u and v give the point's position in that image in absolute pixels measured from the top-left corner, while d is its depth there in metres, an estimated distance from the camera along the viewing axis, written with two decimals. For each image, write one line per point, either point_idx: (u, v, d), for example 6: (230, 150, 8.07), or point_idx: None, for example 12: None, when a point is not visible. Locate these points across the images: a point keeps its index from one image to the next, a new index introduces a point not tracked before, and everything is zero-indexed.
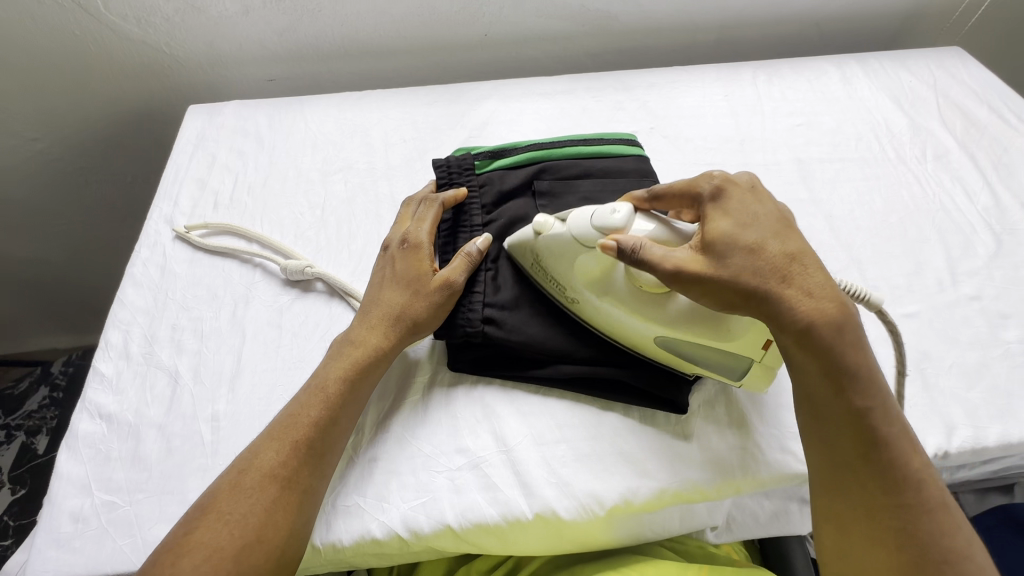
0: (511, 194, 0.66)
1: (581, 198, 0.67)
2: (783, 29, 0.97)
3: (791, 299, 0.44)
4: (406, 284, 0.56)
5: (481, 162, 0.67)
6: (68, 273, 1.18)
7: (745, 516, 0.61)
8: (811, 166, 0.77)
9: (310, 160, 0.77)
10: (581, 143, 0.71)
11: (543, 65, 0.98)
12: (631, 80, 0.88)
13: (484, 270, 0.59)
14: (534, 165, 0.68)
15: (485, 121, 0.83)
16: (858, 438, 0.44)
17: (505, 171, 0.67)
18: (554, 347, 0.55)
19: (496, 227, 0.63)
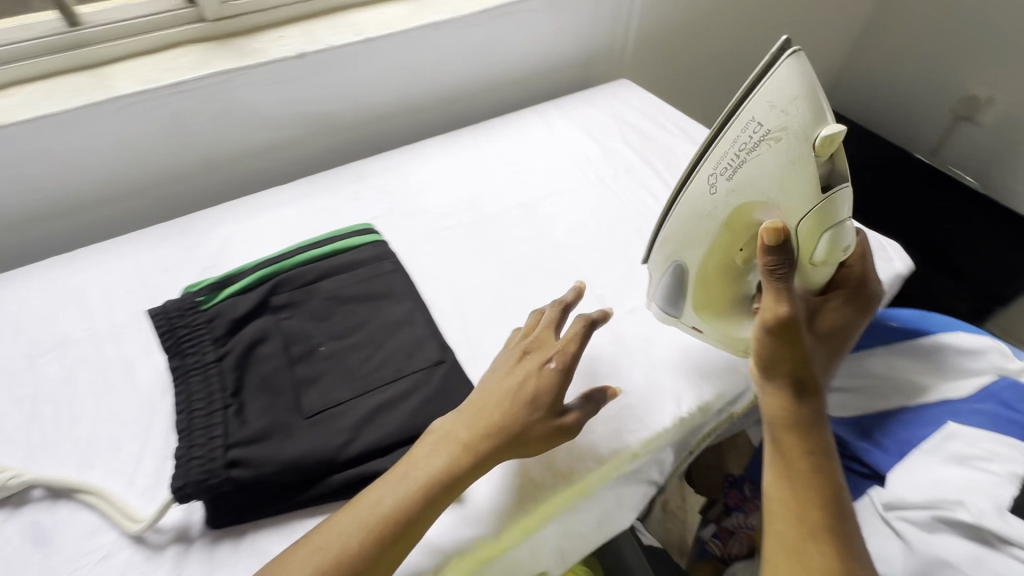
0: (245, 317, 0.64)
1: (323, 300, 0.68)
2: (493, 93, 1.12)
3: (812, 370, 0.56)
4: (532, 404, 0.56)
5: (206, 298, 0.65)
6: None
7: (577, 541, 0.69)
8: (534, 205, 0.88)
9: (12, 347, 0.68)
10: (313, 247, 0.74)
11: (284, 172, 0.99)
12: (366, 169, 0.93)
13: (223, 411, 0.56)
14: (267, 282, 0.68)
15: (223, 245, 0.81)
16: (812, 452, 0.55)
17: (234, 298, 0.66)
18: (313, 465, 0.54)
19: (232, 357, 0.61)
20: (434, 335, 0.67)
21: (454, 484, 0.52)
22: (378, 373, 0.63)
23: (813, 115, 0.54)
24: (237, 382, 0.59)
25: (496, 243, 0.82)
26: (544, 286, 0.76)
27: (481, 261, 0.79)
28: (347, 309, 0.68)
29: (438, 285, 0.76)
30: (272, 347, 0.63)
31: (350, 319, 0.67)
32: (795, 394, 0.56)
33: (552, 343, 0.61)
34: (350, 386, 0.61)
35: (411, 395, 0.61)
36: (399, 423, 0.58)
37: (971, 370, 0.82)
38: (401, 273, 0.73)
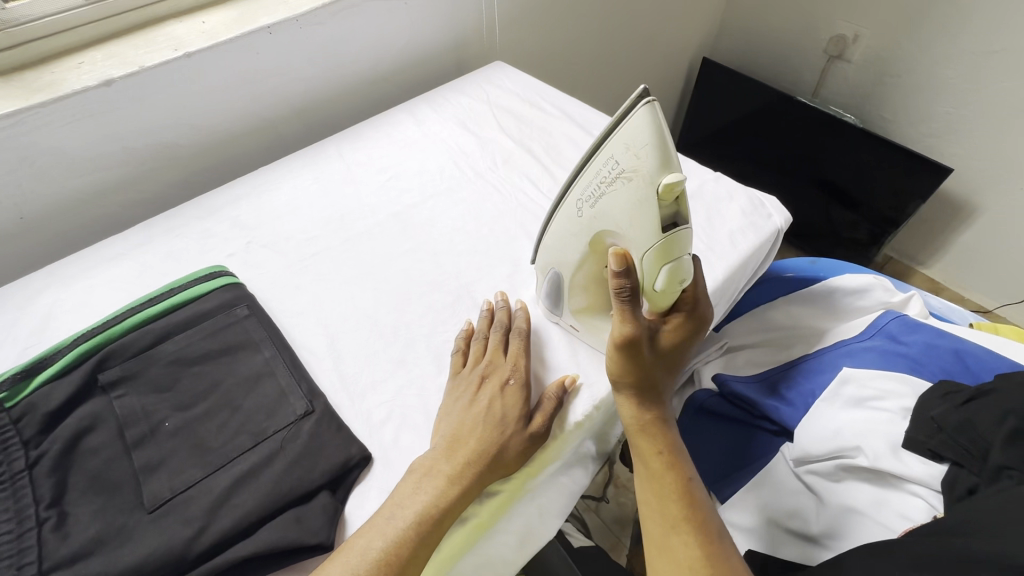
0: (64, 408, 0.55)
1: (162, 367, 0.59)
2: (357, 94, 1.03)
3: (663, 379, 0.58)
4: (504, 426, 0.55)
5: (10, 392, 0.55)
6: None
7: (501, 574, 0.64)
8: (409, 214, 0.81)
9: None
10: (147, 304, 0.64)
11: (123, 218, 0.87)
12: (216, 201, 0.83)
13: (37, 529, 0.47)
14: (89, 359, 0.58)
15: (44, 318, 0.69)
16: (663, 445, 0.56)
17: (48, 385, 0.56)
18: (155, 570, 0.46)
19: (47, 460, 0.51)
20: (299, 383, 0.60)
21: (431, 538, 0.49)
22: (234, 441, 0.55)
23: (661, 161, 0.44)
24: (56, 490, 0.50)
25: (369, 263, 0.75)
26: (425, 303, 0.70)
27: (353, 286, 0.72)
28: (194, 372, 0.60)
29: (306, 322, 0.68)
30: (101, 437, 0.54)
31: (198, 383, 0.59)
32: (645, 396, 0.57)
33: (506, 365, 0.60)
34: (200, 463, 0.53)
35: (274, 459, 0.54)
36: (260, 496, 0.51)
37: (860, 308, 0.86)
38: (258, 318, 0.65)
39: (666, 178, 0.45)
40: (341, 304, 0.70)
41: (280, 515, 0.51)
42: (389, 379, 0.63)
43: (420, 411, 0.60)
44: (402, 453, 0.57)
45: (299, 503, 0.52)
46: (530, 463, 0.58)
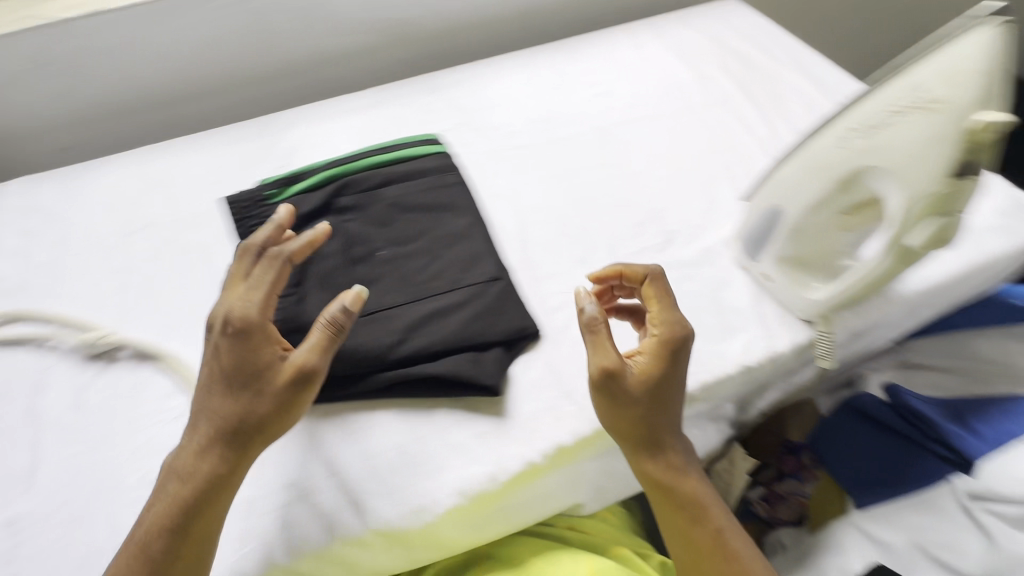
0: (311, 216, 0.65)
1: (384, 207, 0.67)
2: (580, 9, 1.03)
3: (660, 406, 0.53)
4: (222, 393, 0.48)
5: (275, 192, 0.66)
6: None
7: (617, 484, 0.66)
8: (611, 131, 0.81)
9: (108, 226, 0.73)
10: (379, 152, 0.72)
11: (356, 82, 0.96)
12: (438, 82, 0.90)
13: (285, 299, 0.59)
14: (332, 183, 0.68)
15: (294, 148, 0.81)
16: (668, 483, 0.54)
17: (301, 195, 0.66)
18: (362, 358, 0.55)
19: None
20: (491, 252, 0.65)
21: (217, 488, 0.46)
22: (432, 284, 0.62)
23: (981, 98, 0.45)
24: (299, 276, 0.60)
25: (565, 167, 0.77)
26: (613, 216, 0.71)
27: (548, 185, 0.75)
28: (408, 219, 0.67)
29: (501, 205, 0.73)
30: (332, 247, 0.63)
31: (409, 228, 0.66)
32: (635, 435, 0.53)
33: (217, 324, 0.48)
34: (403, 293, 0.61)
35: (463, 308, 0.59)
36: (449, 333, 0.57)
37: None
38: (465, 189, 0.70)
39: (981, 115, 0.44)
40: (534, 198, 0.74)
41: (462, 352, 0.57)
42: (567, 274, 0.66)
43: None
44: (568, 341, 0.60)
45: (477, 349, 0.57)
46: (698, 388, 0.57)
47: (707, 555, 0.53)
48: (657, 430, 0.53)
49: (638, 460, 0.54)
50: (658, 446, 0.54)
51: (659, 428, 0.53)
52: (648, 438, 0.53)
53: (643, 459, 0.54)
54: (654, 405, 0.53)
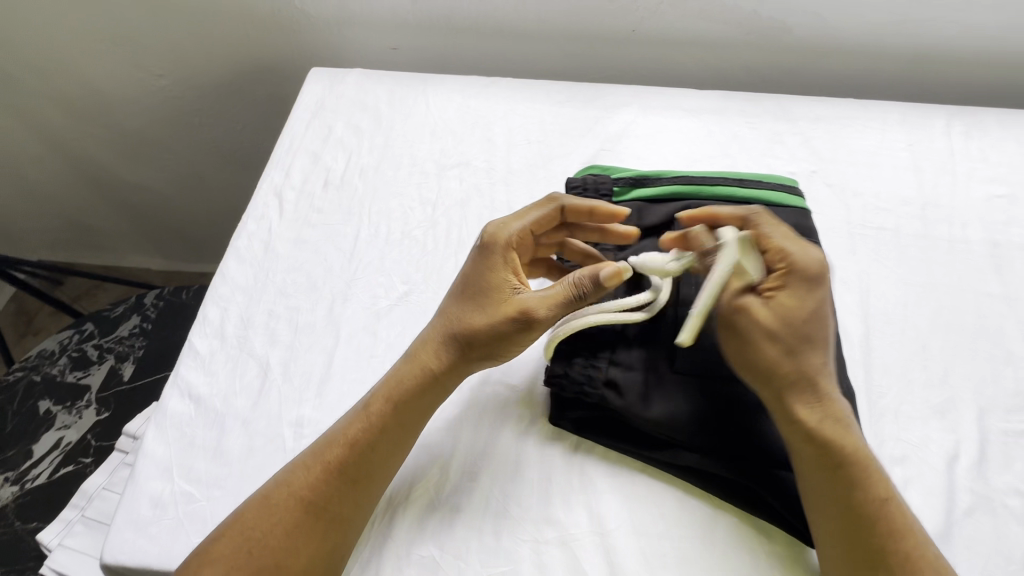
0: (647, 232, 0.58)
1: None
2: (993, 72, 0.81)
3: (810, 339, 0.47)
4: (482, 302, 0.50)
5: (619, 189, 0.61)
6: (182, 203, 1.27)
7: None
8: (1009, 254, 0.63)
9: (426, 150, 0.71)
10: (736, 182, 0.61)
11: (689, 74, 0.85)
12: (796, 109, 0.76)
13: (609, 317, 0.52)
14: (677, 202, 0.60)
15: (621, 133, 0.73)
16: (831, 430, 0.45)
17: (643, 204, 0.59)
18: (674, 430, 0.48)
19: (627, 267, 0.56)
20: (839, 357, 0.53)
21: (411, 402, 0.49)
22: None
23: None
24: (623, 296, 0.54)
25: (938, 280, 0.62)
26: (990, 371, 0.56)
27: (912, 293, 0.61)
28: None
29: (847, 296, 0.60)
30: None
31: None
32: (785, 365, 0.46)
33: (499, 241, 0.52)
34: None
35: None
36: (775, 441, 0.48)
37: None
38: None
39: None
40: (891, 303, 0.60)
41: (783, 469, 0.48)
42: (918, 423, 0.53)
43: (941, 480, 0.50)
44: None
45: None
46: None
47: (870, 526, 0.42)
48: (794, 376, 0.46)
49: (780, 403, 0.46)
50: (796, 393, 0.46)
51: (799, 370, 0.46)
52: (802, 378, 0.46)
53: (795, 400, 0.46)
54: (804, 338, 0.47)
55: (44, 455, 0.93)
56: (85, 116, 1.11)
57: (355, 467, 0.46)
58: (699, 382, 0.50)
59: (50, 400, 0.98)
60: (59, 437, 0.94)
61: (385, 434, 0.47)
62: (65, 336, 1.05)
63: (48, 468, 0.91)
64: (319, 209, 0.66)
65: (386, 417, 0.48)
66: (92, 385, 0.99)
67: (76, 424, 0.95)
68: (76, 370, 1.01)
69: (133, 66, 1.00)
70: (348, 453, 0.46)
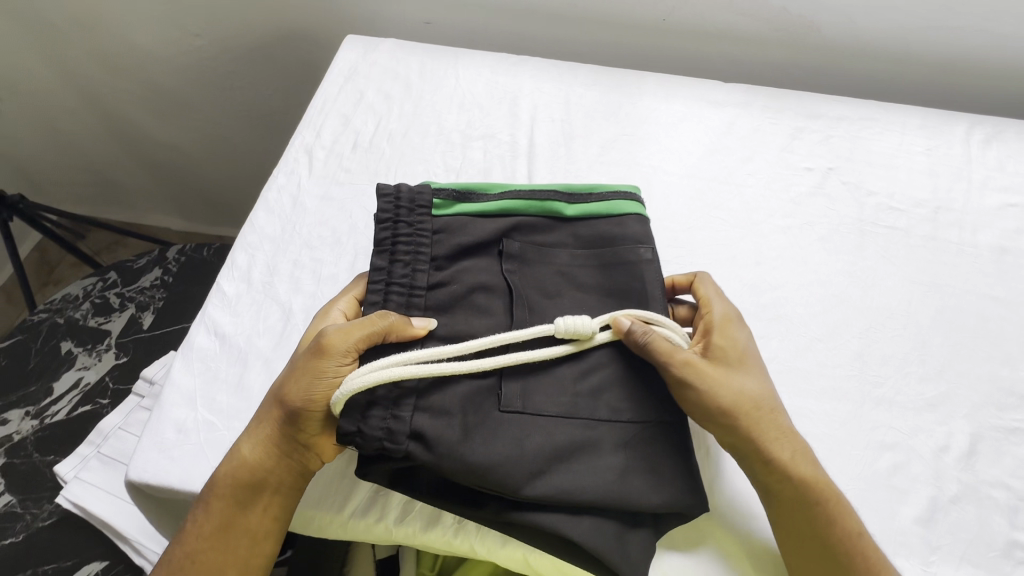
0: (474, 249, 0.50)
1: (559, 273, 0.50)
2: (1018, 84, 0.81)
3: (750, 384, 0.48)
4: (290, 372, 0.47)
5: (441, 202, 0.51)
6: (208, 162, 1.31)
7: None
8: (1016, 261, 0.64)
9: (453, 120, 0.73)
10: (569, 194, 0.53)
11: (715, 68, 0.87)
12: (819, 107, 0.77)
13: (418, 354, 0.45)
14: (508, 215, 0.51)
15: (643, 118, 0.74)
16: (803, 472, 0.46)
17: (470, 219, 0.50)
18: (507, 484, 0.42)
19: (444, 290, 0.48)
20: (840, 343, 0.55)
21: (256, 481, 0.46)
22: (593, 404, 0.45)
23: None
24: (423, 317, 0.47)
25: (944, 280, 0.63)
26: (987, 371, 0.57)
27: (917, 291, 0.62)
28: (588, 303, 0.49)
29: (854, 289, 0.62)
30: (485, 299, 0.48)
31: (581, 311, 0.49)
32: (729, 406, 0.46)
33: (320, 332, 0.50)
34: (558, 397, 0.45)
35: (630, 465, 0.44)
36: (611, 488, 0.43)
37: None
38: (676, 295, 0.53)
39: None
40: (896, 299, 0.61)
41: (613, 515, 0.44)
42: (913, 414, 0.54)
43: (928, 467, 0.52)
44: (890, 492, 0.50)
45: (632, 515, 0.44)
46: None
47: (849, 562, 0.44)
48: (746, 416, 0.47)
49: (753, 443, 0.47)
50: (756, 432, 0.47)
51: (758, 411, 0.47)
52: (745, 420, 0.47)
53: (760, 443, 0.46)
54: (739, 380, 0.48)
55: (63, 393, 0.96)
56: (122, 70, 1.14)
57: (240, 542, 0.47)
58: (517, 421, 0.44)
59: (71, 341, 1.02)
60: (79, 377, 0.98)
61: (225, 526, 0.46)
62: (89, 283, 1.09)
63: (66, 406, 0.95)
64: (347, 169, 0.68)
65: (231, 499, 0.46)
66: (112, 331, 1.03)
67: (95, 366, 0.99)
68: (97, 315, 1.05)
69: (172, 25, 1.03)
70: (207, 541, 0.46)
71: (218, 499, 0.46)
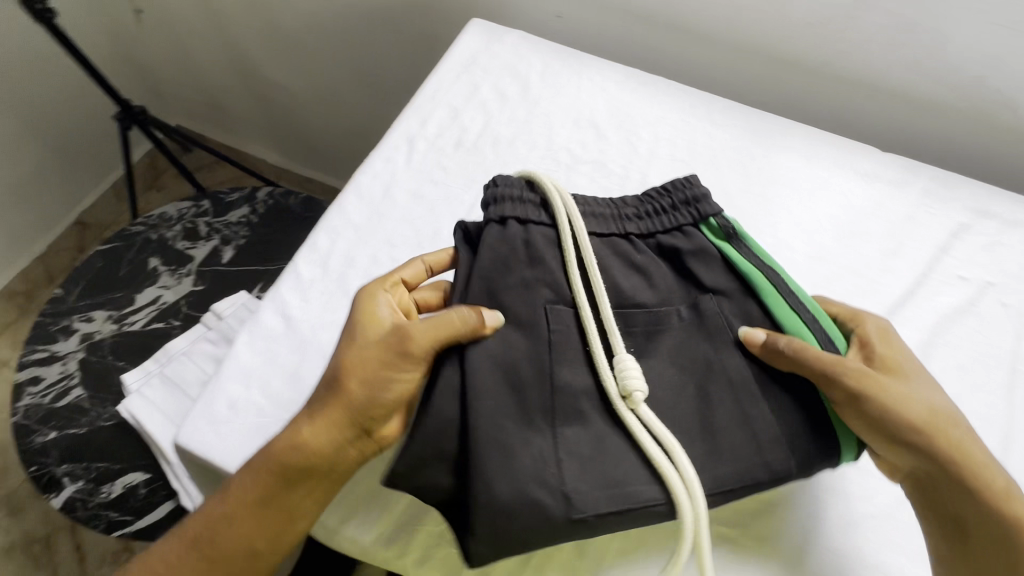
0: (674, 268, 0.51)
1: (706, 353, 0.48)
2: None
3: (908, 396, 0.45)
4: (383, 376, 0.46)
5: (715, 221, 0.52)
6: (314, 108, 1.33)
7: None
8: None
9: (565, 136, 0.68)
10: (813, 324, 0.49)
11: (871, 128, 0.75)
12: (992, 204, 0.65)
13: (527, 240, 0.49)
14: (731, 278, 0.50)
15: (776, 176, 0.65)
16: (974, 494, 0.43)
17: (711, 247, 0.51)
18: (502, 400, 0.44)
19: (620, 253, 0.51)
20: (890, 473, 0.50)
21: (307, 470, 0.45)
22: (576, 408, 0.45)
23: None
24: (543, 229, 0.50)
25: None
26: None
27: None
28: (688, 384, 0.47)
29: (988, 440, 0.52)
30: (633, 285, 0.50)
31: (676, 395, 0.46)
32: (882, 428, 0.44)
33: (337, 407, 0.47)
34: (569, 375, 0.45)
35: (529, 465, 0.42)
36: (499, 465, 0.42)
37: None
38: (791, 469, 0.45)
39: None
40: None
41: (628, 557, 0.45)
42: None
43: None
44: None
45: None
46: None
47: None
48: (911, 435, 0.44)
49: (917, 460, 0.44)
50: (920, 448, 0.44)
51: (918, 426, 0.44)
52: (903, 441, 0.44)
53: (916, 458, 0.44)
54: (895, 392, 0.45)
55: (143, 306, 1.03)
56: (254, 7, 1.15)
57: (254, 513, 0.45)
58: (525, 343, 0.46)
59: (159, 259, 1.08)
60: (158, 294, 1.04)
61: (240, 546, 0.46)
62: (185, 206, 1.14)
63: (143, 318, 1.01)
64: (444, 168, 0.65)
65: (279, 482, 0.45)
66: (195, 258, 1.08)
67: (174, 287, 1.05)
68: (185, 239, 1.11)
69: None
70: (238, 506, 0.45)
71: (261, 467, 0.45)
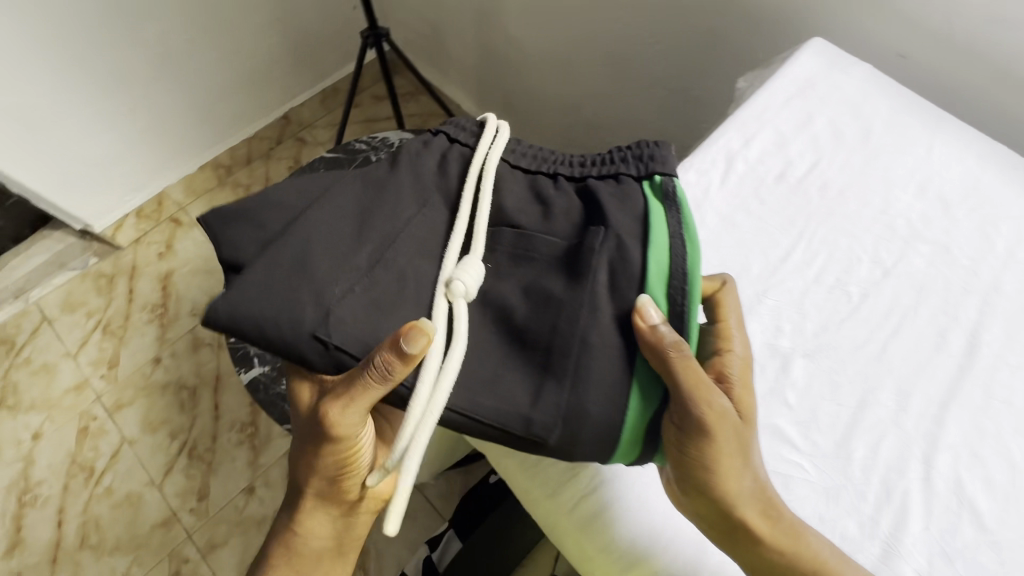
0: (585, 217, 0.49)
1: (554, 288, 0.46)
2: None
3: (737, 432, 0.44)
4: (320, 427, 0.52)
5: (654, 187, 0.49)
6: (543, 73, 1.30)
7: None
8: None
9: (906, 203, 0.58)
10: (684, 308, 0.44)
11: None
12: None
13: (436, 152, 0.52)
14: (634, 238, 0.46)
15: None
16: (741, 536, 0.45)
17: (632, 206, 0.48)
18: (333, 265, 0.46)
19: (542, 187, 0.51)
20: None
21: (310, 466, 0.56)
22: (402, 282, 0.46)
23: None
24: (444, 143, 0.53)
25: None
26: None
27: None
28: (512, 310, 0.46)
29: None
30: (530, 211, 0.50)
31: (500, 313, 0.47)
32: (694, 450, 0.44)
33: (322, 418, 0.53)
34: (401, 246, 0.47)
35: (302, 252, 0.45)
36: (313, 292, 0.44)
37: None
38: (607, 422, 0.43)
39: None
40: None
41: None
42: None
43: None
44: None
45: None
46: None
47: None
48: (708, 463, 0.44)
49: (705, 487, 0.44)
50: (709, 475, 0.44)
51: (724, 461, 0.44)
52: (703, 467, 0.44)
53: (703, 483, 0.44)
54: (728, 430, 0.44)
55: None
56: None
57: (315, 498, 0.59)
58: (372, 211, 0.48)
59: None
60: None
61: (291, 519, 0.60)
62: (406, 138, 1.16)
63: None
64: (762, 200, 0.58)
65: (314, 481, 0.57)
66: None
67: None
68: None
69: None
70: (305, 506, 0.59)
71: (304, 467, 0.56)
